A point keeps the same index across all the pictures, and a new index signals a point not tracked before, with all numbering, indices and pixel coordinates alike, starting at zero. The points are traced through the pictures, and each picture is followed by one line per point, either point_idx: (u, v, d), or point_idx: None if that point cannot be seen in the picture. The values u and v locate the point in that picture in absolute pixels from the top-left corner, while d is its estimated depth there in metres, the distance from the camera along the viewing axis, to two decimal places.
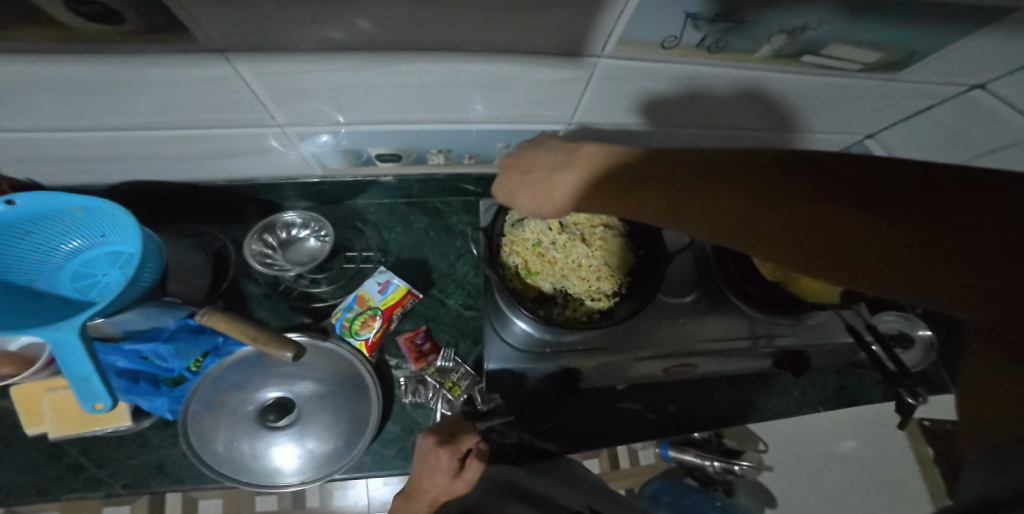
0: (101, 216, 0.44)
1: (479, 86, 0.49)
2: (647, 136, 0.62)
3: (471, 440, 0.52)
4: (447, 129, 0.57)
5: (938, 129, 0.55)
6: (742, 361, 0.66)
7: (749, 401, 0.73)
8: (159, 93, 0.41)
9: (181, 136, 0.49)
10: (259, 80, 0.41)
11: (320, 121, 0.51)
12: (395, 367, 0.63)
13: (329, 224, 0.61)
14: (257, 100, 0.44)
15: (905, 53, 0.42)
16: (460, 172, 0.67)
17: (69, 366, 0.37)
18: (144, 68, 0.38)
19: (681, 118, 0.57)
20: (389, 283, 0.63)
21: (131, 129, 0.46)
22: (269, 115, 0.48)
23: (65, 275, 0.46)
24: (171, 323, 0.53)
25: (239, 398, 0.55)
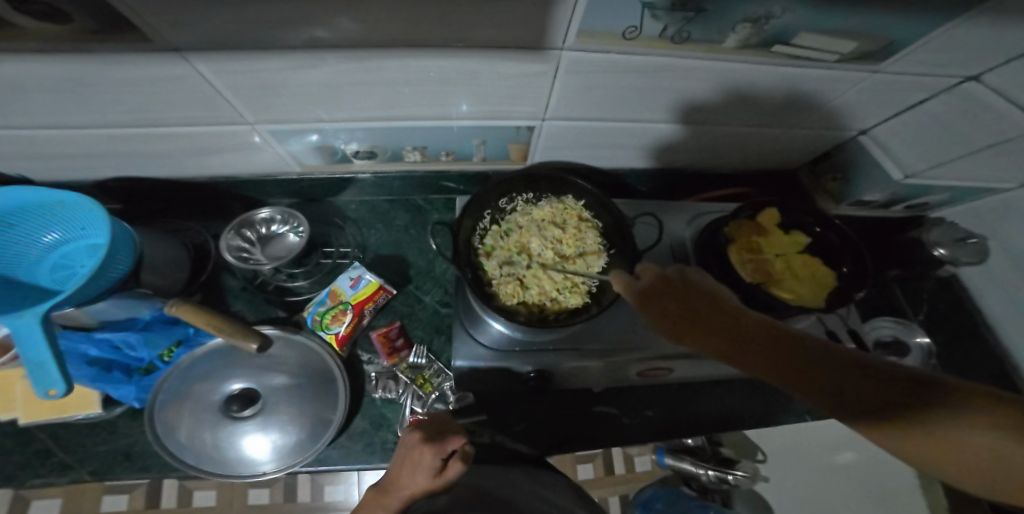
0: (77, 209, 0.46)
1: (446, 83, 0.48)
2: (627, 130, 0.60)
3: (457, 442, 0.47)
4: (419, 126, 0.56)
5: (931, 127, 0.53)
6: (723, 366, 0.63)
7: (733, 408, 0.70)
8: (124, 93, 0.42)
9: (154, 135, 0.50)
10: (220, 78, 0.41)
11: (309, 120, 0.51)
12: (367, 362, 0.64)
13: (305, 219, 0.61)
14: (221, 98, 0.44)
15: (881, 41, 0.41)
16: (438, 170, 0.67)
17: (28, 352, 0.39)
18: (104, 68, 0.38)
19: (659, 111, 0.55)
20: (361, 279, 0.64)
21: (103, 128, 0.47)
22: (238, 113, 0.48)
23: (46, 266, 0.49)
24: (147, 314, 0.56)
25: (205, 388, 0.57)
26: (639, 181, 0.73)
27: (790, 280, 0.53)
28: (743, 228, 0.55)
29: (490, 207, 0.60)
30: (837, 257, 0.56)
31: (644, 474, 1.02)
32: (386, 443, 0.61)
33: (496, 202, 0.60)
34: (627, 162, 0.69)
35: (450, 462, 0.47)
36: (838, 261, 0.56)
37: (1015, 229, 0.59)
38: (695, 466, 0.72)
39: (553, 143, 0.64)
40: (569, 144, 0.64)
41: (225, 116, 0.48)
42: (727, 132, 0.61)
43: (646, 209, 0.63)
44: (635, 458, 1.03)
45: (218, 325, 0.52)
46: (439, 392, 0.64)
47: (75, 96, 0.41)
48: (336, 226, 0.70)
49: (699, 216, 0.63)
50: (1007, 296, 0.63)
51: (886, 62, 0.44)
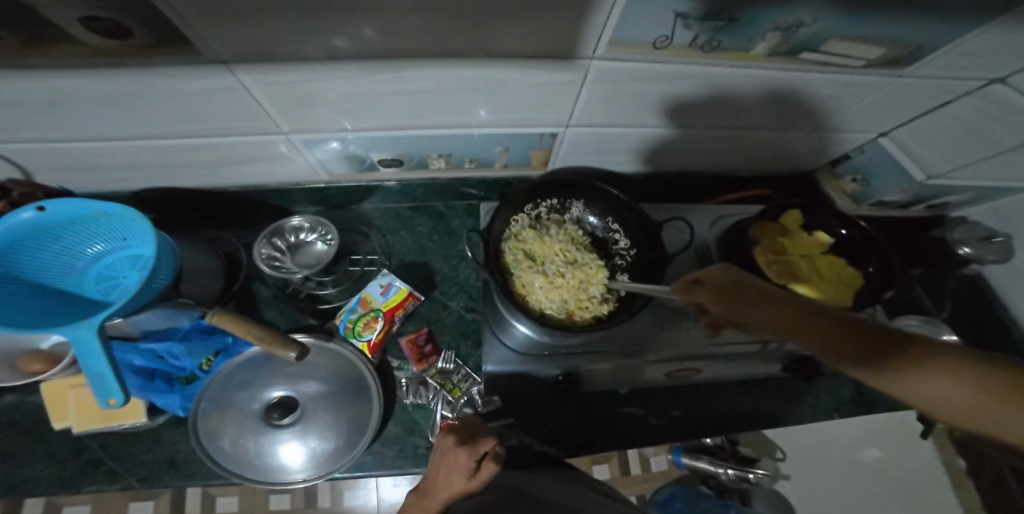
0: (119, 220, 0.47)
1: (478, 91, 0.49)
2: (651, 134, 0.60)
3: (489, 443, 0.50)
4: (448, 133, 0.57)
5: (959, 127, 0.53)
6: (749, 367, 0.64)
7: (756, 408, 0.71)
8: (166, 105, 0.42)
9: (190, 145, 0.50)
10: (262, 90, 0.42)
11: (328, 129, 0.51)
12: (397, 368, 0.65)
13: (334, 227, 0.61)
14: (261, 110, 0.45)
15: (910, 47, 0.42)
16: (462, 176, 0.67)
17: (87, 361, 0.40)
18: (151, 80, 0.38)
19: (683, 115, 0.56)
20: (391, 286, 0.65)
21: (142, 138, 0.48)
22: (275, 124, 0.49)
23: (91, 276, 0.49)
24: (186, 323, 0.56)
25: (245, 396, 0.58)
26: (659, 184, 0.74)
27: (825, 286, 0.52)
28: (768, 230, 0.56)
29: (517, 212, 0.61)
30: (863, 257, 0.56)
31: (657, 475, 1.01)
32: (420, 448, 0.61)
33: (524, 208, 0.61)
34: (649, 166, 0.70)
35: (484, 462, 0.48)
36: (864, 261, 0.56)
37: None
38: (715, 465, 0.72)
39: (577, 148, 0.65)
40: (592, 149, 0.65)
41: (262, 127, 0.49)
42: (750, 136, 0.62)
43: (671, 212, 0.64)
44: (652, 458, 1.03)
45: (257, 335, 0.53)
46: (468, 397, 0.65)
47: (123, 108, 0.42)
48: (362, 233, 0.71)
49: (723, 219, 0.64)
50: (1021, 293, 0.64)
51: (914, 66, 0.45)
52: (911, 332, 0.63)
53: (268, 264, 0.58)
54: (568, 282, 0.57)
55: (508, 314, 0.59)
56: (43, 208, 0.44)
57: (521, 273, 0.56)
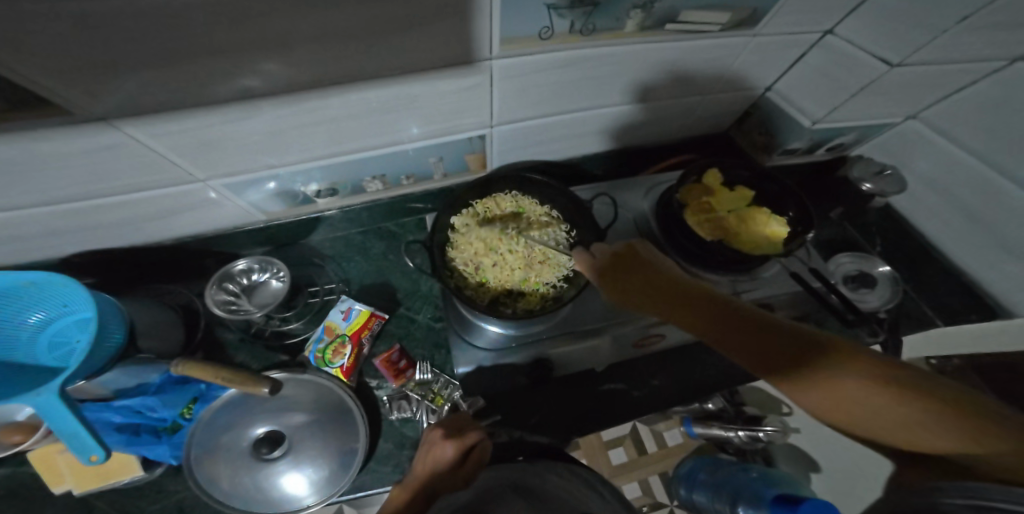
0: (52, 286, 0.49)
1: (387, 111, 0.51)
2: (563, 122, 0.63)
3: (475, 436, 0.54)
4: (372, 154, 0.58)
5: (812, 75, 0.59)
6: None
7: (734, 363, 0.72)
8: (78, 167, 0.44)
9: (106, 205, 0.51)
10: (157, 140, 0.44)
11: (252, 167, 0.53)
12: (377, 387, 0.67)
13: (281, 263, 0.64)
14: (166, 158, 0.47)
15: (749, 10, 0.47)
16: (403, 193, 0.69)
17: (56, 424, 0.42)
18: (58, 143, 0.40)
19: (588, 98, 0.59)
20: (351, 309, 0.67)
21: (53, 204, 0.48)
22: (187, 172, 0.50)
23: (41, 345, 0.51)
24: (155, 377, 0.59)
25: (234, 436, 0.59)
26: (595, 167, 0.76)
27: (745, 234, 0.55)
28: (694, 191, 0.59)
29: (457, 214, 0.61)
30: (782, 203, 0.59)
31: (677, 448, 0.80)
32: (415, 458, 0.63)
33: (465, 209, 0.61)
34: (582, 151, 0.72)
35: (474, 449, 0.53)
36: (784, 207, 0.59)
37: (915, 156, 0.65)
38: (725, 429, 0.68)
39: (509, 146, 0.67)
40: (521, 144, 0.66)
41: (174, 177, 0.50)
42: (658, 110, 0.64)
43: (606, 190, 0.66)
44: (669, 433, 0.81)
45: (227, 377, 0.55)
46: (451, 403, 0.65)
47: (40, 177, 0.43)
48: (317, 265, 0.73)
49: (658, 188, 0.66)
50: (930, 217, 0.67)
51: (762, 24, 0.50)
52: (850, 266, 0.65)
53: (223, 309, 0.60)
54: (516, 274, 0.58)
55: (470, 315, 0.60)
56: None
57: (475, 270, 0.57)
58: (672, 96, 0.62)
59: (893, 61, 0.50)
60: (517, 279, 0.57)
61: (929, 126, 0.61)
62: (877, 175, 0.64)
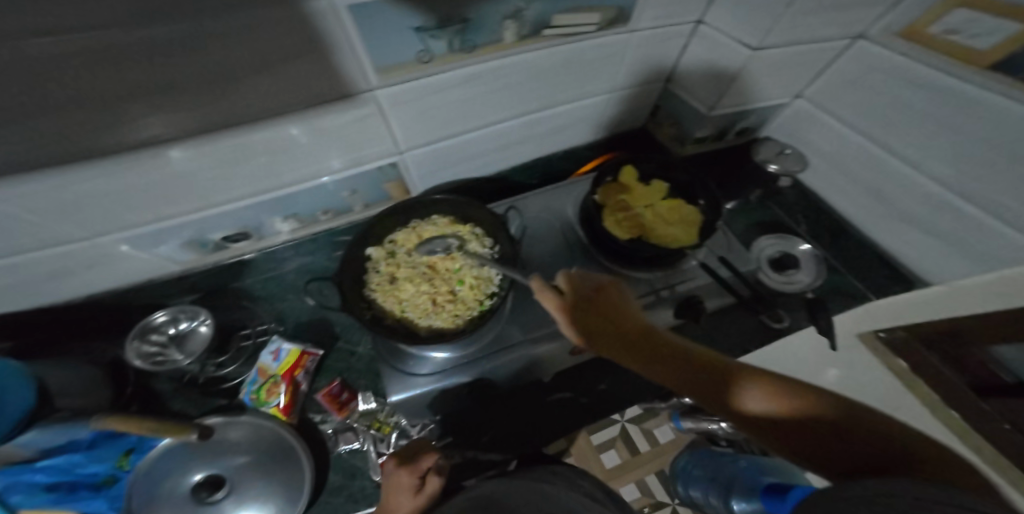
0: None
1: (274, 153, 0.50)
2: (472, 136, 0.62)
3: (431, 458, 0.52)
4: (272, 196, 0.57)
5: (703, 65, 0.60)
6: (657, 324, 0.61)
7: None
8: None
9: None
10: (16, 204, 0.41)
11: (145, 218, 0.52)
12: (321, 422, 0.65)
13: (205, 310, 0.63)
14: (40, 220, 0.44)
15: (614, 9, 0.49)
16: (324, 228, 0.70)
17: None
18: None
19: (491, 112, 0.58)
20: (280, 349, 0.65)
21: None
22: (71, 230, 0.48)
23: None
24: (85, 433, 0.57)
25: (171, 486, 0.57)
26: (524, 176, 0.75)
27: (659, 227, 0.54)
28: (609, 192, 0.56)
29: (373, 244, 0.59)
30: (692, 191, 0.57)
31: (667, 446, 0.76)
32: (366, 488, 0.61)
33: (382, 239, 0.60)
34: (504, 165, 0.72)
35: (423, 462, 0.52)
36: (695, 194, 0.57)
37: (811, 132, 0.69)
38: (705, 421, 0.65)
39: (425, 170, 0.66)
40: (436, 167, 0.67)
41: (62, 235, 0.48)
42: (566, 112, 0.65)
43: (525, 201, 0.65)
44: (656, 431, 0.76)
45: (155, 428, 0.54)
46: (399, 429, 0.65)
47: None
48: (246, 307, 0.71)
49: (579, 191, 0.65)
50: (841, 190, 0.69)
51: (635, 20, 0.51)
52: (775, 251, 0.64)
53: (146, 362, 0.58)
54: (440, 297, 0.57)
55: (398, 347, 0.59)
56: None
57: (394, 298, 0.56)
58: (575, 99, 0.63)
59: (753, 44, 0.51)
60: (441, 302, 0.56)
61: (814, 104, 0.65)
62: (780, 155, 0.66)
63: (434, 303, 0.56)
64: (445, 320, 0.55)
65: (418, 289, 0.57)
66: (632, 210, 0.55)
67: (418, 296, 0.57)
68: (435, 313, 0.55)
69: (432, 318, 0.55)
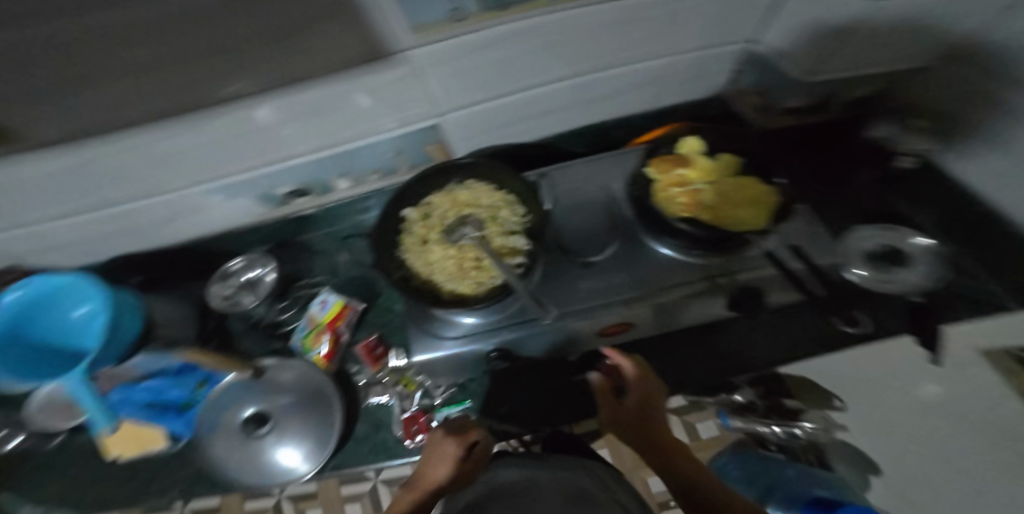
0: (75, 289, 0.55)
1: (323, 114, 0.52)
2: (519, 100, 0.60)
3: (478, 433, 0.53)
4: (330, 154, 0.61)
5: (797, 18, 0.54)
6: (697, 312, 0.56)
7: (729, 358, 0.63)
8: (71, 180, 0.51)
9: (121, 208, 0.61)
10: (126, 153, 0.49)
11: (227, 170, 0.58)
12: (356, 372, 0.71)
13: (272, 261, 0.72)
14: (145, 168, 0.53)
15: None
16: (372, 189, 0.72)
17: (87, 401, 0.51)
18: (45, 165, 0.47)
19: (537, 74, 0.56)
20: (327, 300, 0.70)
21: (83, 210, 0.59)
22: (168, 177, 0.57)
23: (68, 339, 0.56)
24: (176, 363, 0.68)
25: (230, 416, 0.66)
26: (578, 143, 0.73)
27: (725, 206, 0.49)
28: (664, 164, 0.53)
29: (411, 206, 0.61)
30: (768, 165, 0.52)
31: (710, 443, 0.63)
32: (387, 441, 0.66)
33: (419, 203, 0.61)
34: (550, 130, 0.70)
35: (475, 450, 0.51)
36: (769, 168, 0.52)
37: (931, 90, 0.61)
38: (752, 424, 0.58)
39: (467, 133, 0.66)
40: (478, 130, 0.65)
41: (159, 184, 0.57)
42: (617, 78, 0.61)
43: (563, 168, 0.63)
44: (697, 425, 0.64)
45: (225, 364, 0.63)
46: (421, 390, 0.68)
47: (63, 189, 0.53)
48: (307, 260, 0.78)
49: (627, 166, 0.61)
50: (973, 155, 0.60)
51: None
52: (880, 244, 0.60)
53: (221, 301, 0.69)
54: (465, 259, 0.55)
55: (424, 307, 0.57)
56: (14, 292, 0.52)
57: (422, 257, 0.56)
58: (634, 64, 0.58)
59: None
60: (466, 264, 0.55)
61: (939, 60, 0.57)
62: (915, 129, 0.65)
63: (459, 264, 0.55)
64: (466, 284, 0.53)
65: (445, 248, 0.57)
66: (689, 184, 0.51)
67: (444, 256, 0.56)
68: (459, 274, 0.54)
69: (455, 279, 0.54)
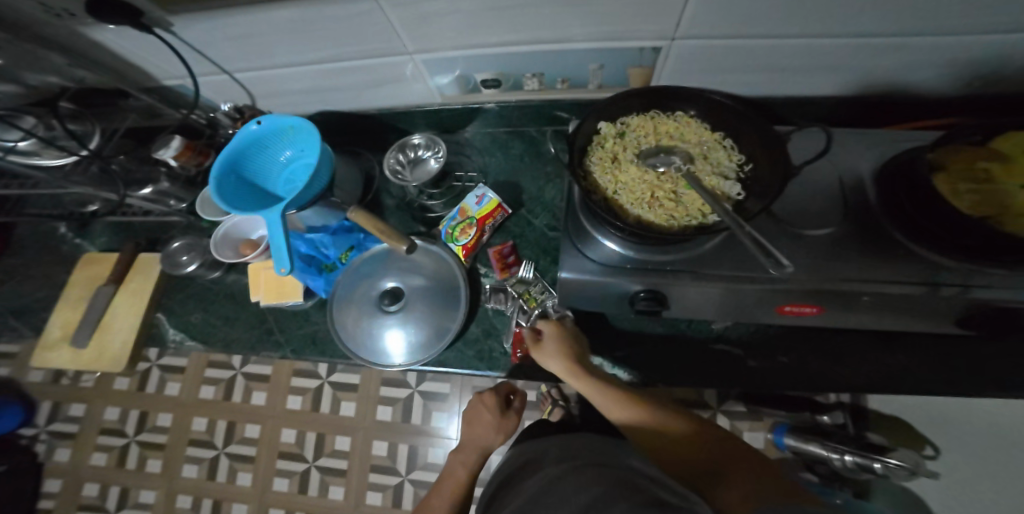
0: (302, 132, 0.60)
1: (584, 4, 0.46)
2: (779, 46, 0.51)
3: (519, 401, 0.69)
4: (555, 49, 0.55)
5: None
6: (887, 318, 0.52)
7: (882, 372, 0.60)
8: (312, 27, 0.49)
9: (335, 67, 0.59)
10: (394, 10, 0.46)
11: (445, 48, 0.54)
12: (484, 275, 0.72)
13: (444, 146, 0.67)
14: (394, 30, 0.50)
15: None
16: (555, 98, 0.67)
17: (273, 237, 0.53)
18: (317, 8, 0.46)
19: (828, 23, 0.46)
20: (484, 196, 0.69)
21: (304, 62, 0.58)
22: (402, 44, 0.53)
23: (283, 180, 0.65)
24: (336, 222, 0.68)
25: (369, 281, 0.69)
26: (793, 106, 0.64)
27: None
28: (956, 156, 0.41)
29: (605, 120, 0.57)
30: None
31: (754, 452, 0.81)
32: (493, 350, 0.68)
33: (615, 118, 0.57)
34: (782, 90, 0.61)
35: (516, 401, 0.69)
36: None
37: None
38: (826, 448, 0.69)
39: (680, 66, 0.58)
40: (700, 65, 0.57)
41: (392, 47, 0.54)
42: (909, 55, 0.50)
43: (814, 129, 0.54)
44: (745, 433, 0.82)
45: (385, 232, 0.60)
46: (542, 309, 0.68)
47: (303, 35, 0.51)
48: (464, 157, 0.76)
49: (881, 148, 0.52)
50: None
51: None
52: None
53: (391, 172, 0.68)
54: (659, 189, 0.52)
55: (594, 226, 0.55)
56: (259, 121, 0.59)
57: (610, 173, 0.53)
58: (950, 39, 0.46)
59: None
60: (659, 193, 0.52)
61: None
62: None
63: (653, 192, 0.52)
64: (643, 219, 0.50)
65: (641, 174, 0.53)
66: (996, 183, 0.39)
67: (637, 180, 0.53)
68: (650, 200, 0.52)
69: (644, 204, 0.51)
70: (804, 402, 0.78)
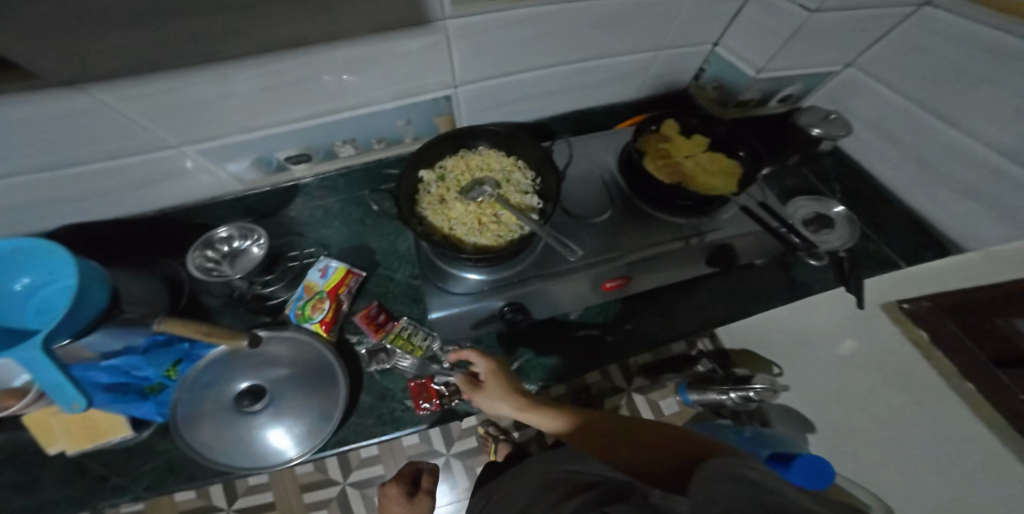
0: (39, 253, 0.53)
1: (344, 74, 0.52)
2: (528, 81, 0.66)
3: (430, 479, 0.61)
4: (335, 120, 0.60)
5: (760, 30, 0.62)
6: (684, 268, 0.65)
7: (699, 313, 0.74)
8: (20, 136, 0.44)
9: (72, 176, 0.52)
10: (129, 104, 0.46)
11: (220, 132, 0.55)
12: (357, 342, 0.69)
13: (260, 228, 0.67)
14: (137, 123, 0.48)
15: None
16: (375, 159, 0.72)
17: (41, 378, 0.46)
18: (34, 113, 0.42)
19: (546, 56, 0.61)
20: (328, 267, 0.70)
21: (15, 176, 0.49)
22: (161, 137, 0.52)
23: (29, 311, 0.55)
24: (143, 340, 0.60)
25: (217, 394, 0.61)
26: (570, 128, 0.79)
27: (702, 175, 0.58)
28: (651, 140, 0.62)
29: (423, 168, 0.62)
30: (731, 144, 0.62)
31: (674, 417, 0.87)
32: (395, 410, 0.64)
33: (432, 164, 0.63)
34: (554, 110, 0.75)
35: (426, 478, 0.62)
36: (735, 147, 0.62)
37: (854, 100, 0.75)
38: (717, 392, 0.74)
39: (475, 106, 0.68)
40: (485, 105, 0.69)
41: (149, 142, 0.52)
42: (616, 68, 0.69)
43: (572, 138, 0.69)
44: (660, 403, 0.88)
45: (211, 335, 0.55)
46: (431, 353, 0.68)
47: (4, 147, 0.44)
48: (298, 235, 0.75)
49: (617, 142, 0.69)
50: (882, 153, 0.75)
51: None
52: (809, 214, 0.74)
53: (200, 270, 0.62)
54: (483, 216, 0.58)
55: (441, 267, 0.59)
56: None
57: (441, 213, 0.58)
58: (622, 58, 0.66)
59: (811, 8, 0.53)
60: (483, 219, 0.58)
61: (865, 71, 0.70)
62: (827, 119, 0.70)
63: (478, 221, 0.58)
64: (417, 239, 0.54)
65: (464, 207, 0.59)
66: (674, 157, 0.61)
67: (463, 213, 0.58)
68: (478, 229, 0.57)
69: (474, 233, 0.56)
70: (681, 363, 0.84)
